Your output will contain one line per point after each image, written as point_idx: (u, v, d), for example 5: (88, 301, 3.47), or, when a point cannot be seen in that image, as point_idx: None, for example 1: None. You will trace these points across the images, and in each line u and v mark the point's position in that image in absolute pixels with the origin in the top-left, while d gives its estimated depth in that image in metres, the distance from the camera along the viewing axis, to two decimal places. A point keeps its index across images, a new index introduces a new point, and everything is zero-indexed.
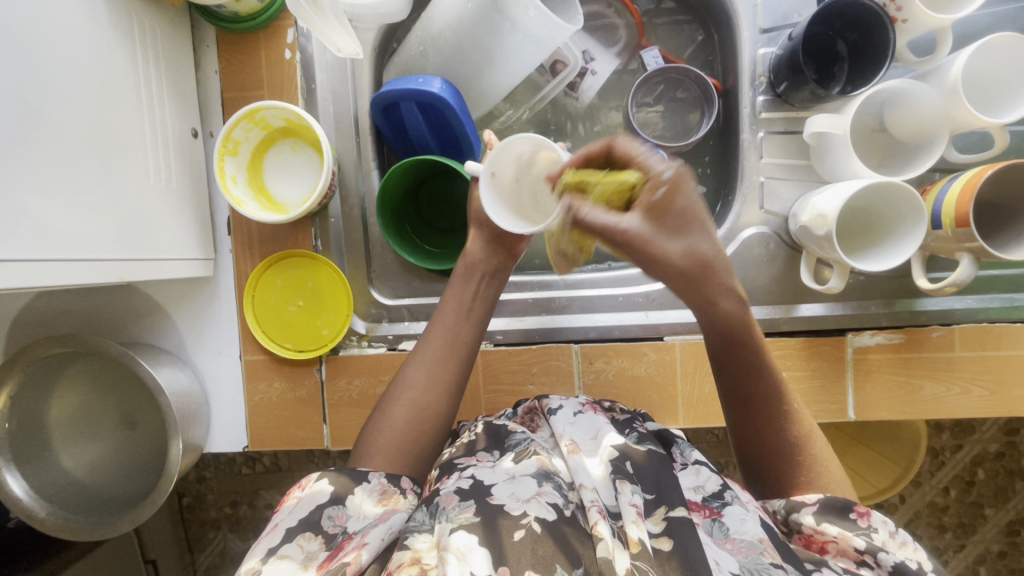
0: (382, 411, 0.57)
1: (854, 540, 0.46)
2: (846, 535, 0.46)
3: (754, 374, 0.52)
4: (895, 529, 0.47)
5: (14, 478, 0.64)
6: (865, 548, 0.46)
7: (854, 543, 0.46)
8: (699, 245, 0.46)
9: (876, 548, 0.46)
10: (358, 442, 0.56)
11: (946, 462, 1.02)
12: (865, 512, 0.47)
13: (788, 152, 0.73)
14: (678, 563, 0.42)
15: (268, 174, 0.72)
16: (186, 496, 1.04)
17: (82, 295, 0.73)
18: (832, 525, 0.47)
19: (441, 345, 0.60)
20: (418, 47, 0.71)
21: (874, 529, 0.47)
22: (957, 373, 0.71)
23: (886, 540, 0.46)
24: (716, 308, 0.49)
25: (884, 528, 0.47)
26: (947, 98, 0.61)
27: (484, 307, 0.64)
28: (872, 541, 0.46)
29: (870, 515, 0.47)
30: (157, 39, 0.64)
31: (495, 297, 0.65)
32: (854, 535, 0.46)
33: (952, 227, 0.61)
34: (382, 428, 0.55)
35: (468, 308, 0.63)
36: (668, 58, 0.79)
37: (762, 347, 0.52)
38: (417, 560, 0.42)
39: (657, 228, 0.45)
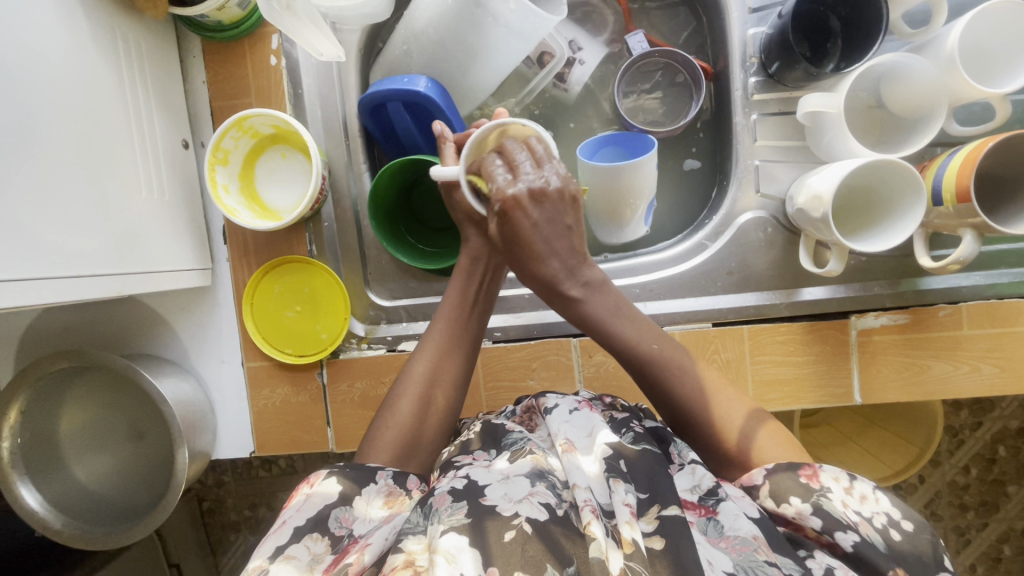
0: (389, 408, 0.57)
1: (812, 518, 0.45)
2: (802, 513, 0.46)
3: (642, 350, 0.57)
4: (849, 485, 0.46)
5: (28, 491, 0.66)
6: (823, 527, 0.45)
7: (812, 522, 0.45)
8: (553, 264, 0.55)
9: (834, 523, 0.44)
10: (364, 437, 0.56)
11: (965, 440, 1.00)
12: (814, 475, 0.47)
13: (783, 134, 0.71)
14: (673, 560, 0.42)
15: (259, 181, 0.72)
16: (206, 501, 1.05)
17: (85, 309, 0.74)
18: (789, 503, 0.46)
19: (445, 341, 0.61)
20: (402, 47, 0.71)
21: (828, 489, 0.46)
22: (966, 352, 0.69)
23: (844, 499, 0.45)
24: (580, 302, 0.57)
25: (839, 487, 0.46)
26: (943, 68, 0.60)
27: (485, 301, 0.64)
28: (826, 506, 0.45)
29: (820, 476, 0.47)
30: (143, 53, 0.65)
31: (496, 290, 0.65)
32: (811, 513, 0.45)
33: (953, 203, 0.59)
34: (388, 423, 0.55)
35: (471, 301, 0.63)
36: (652, 41, 0.78)
37: (644, 324, 0.58)
38: (410, 563, 0.43)
39: (518, 253, 0.55)
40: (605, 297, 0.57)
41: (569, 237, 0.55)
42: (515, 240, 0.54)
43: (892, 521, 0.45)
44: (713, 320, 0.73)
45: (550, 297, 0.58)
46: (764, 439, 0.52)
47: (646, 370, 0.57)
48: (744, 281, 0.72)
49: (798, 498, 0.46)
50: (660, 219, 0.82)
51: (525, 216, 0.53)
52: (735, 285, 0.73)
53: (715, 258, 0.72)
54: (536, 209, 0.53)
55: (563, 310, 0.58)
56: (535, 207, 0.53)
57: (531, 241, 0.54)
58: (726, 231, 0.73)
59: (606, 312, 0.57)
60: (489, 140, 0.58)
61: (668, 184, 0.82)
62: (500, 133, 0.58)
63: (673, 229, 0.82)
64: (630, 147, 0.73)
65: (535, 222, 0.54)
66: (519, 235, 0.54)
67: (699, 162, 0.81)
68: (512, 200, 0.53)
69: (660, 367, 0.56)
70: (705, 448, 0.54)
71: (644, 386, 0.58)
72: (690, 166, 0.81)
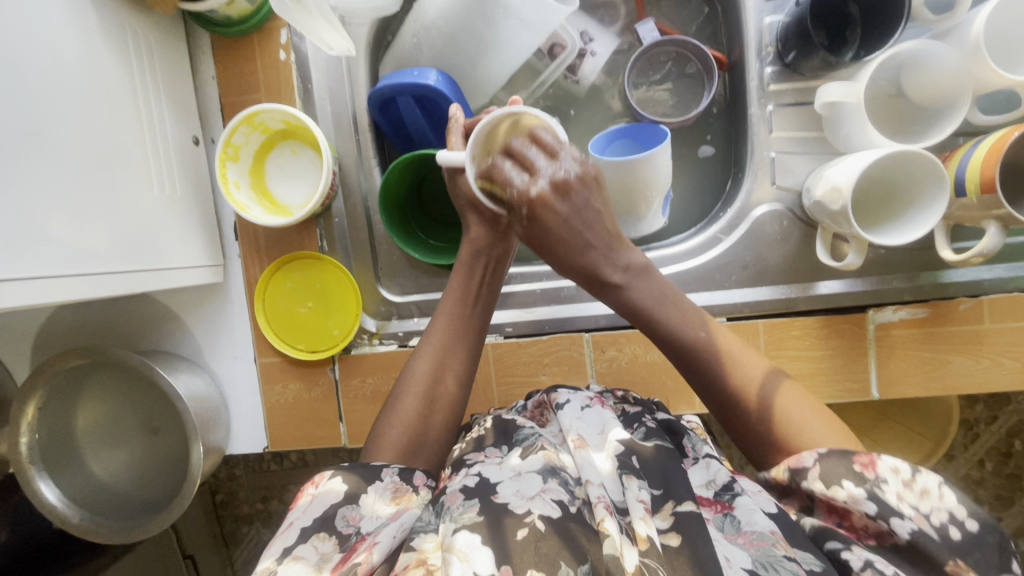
0: (393, 406, 0.57)
1: (865, 503, 0.44)
2: (855, 498, 0.44)
3: (685, 338, 0.55)
4: (910, 477, 0.44)
5: (46, 486, 0.66)
6: (877, 514, 0.43)
7: (866, 508, 0.44)
8: (591, 254, 0.57)
9: (888, 510, 0.43)
10: (369, 436, 0.56)
11: (980, 434, 0.99)
12: (871, 463, 0.45)
13: (800, 125, 0.70)
14: (689, 560, 0.41)
15: (269, 176, 0.72)
16: (219, 493, 1.06)
17: (99, 306, 0.75)
18: (841, 488, 0.44)
19: (448, 336, 0.61)
20: (412, 39, 0.70)
21: (884, 480, 0.44)
22: (988, 347, 0.68)
23: (900, 492, 0.43)
24: (624, 292, 0.57)
25: (896, 478, 0.44)
26: (967, 55, 0.58)
27: (488, 294, 0.64)
28: (881, 496, 0.43)
29: (876, 465, 0.44)
30: (152, 48, 0.64)
31: (499, 279, 0.65)
32: (865, 499, 0.43)
33: (977, 194, 0.58)
34: (393, 421, 0.55)
35: (474, 294, 0.63)
36: (663, 30, 0.77)
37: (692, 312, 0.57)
38: (422, 561, 0.43)
39: (547, 246, 0.57)
40: (646, 283, 0.57)
41: (598, 220, 0.56)
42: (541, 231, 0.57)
43: (954, 519, 0.42)
44: (727, 315, 0.72)
45: (593, 288, 0.59)
46: (810, 423, 0.50)
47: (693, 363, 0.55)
48: (758, 275, 0.71)
49: (852, 482, 0.44)
50: (673, 212, 0.81)
51: (554, 211, 0.56)
52: (749, 279, 0.71)
53: (729, 252, 0.71)
54: (562, 203, 0.55)
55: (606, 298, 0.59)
56: (560, 200, 0.55)
57: (563, 236, 0.56)
58: (740, 224, 0.72)
59: (649, 299, 0.57)
60: (499, 132, 0.58)
61: (681, 177, 0.80)
62: (511, 125, 0.58)
63: (685, 222, 0.81)
64: (642, 140, 0.72)
65: (565, 216, 0.56)
66: (546, 232, 0.56)
67: (711, 153, 0.79)
68: (536, 199, 0.55)
69: (711, 358, 0.54)
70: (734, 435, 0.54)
71: (694, 380, 0.56)
72: (702, 158, 0.80)
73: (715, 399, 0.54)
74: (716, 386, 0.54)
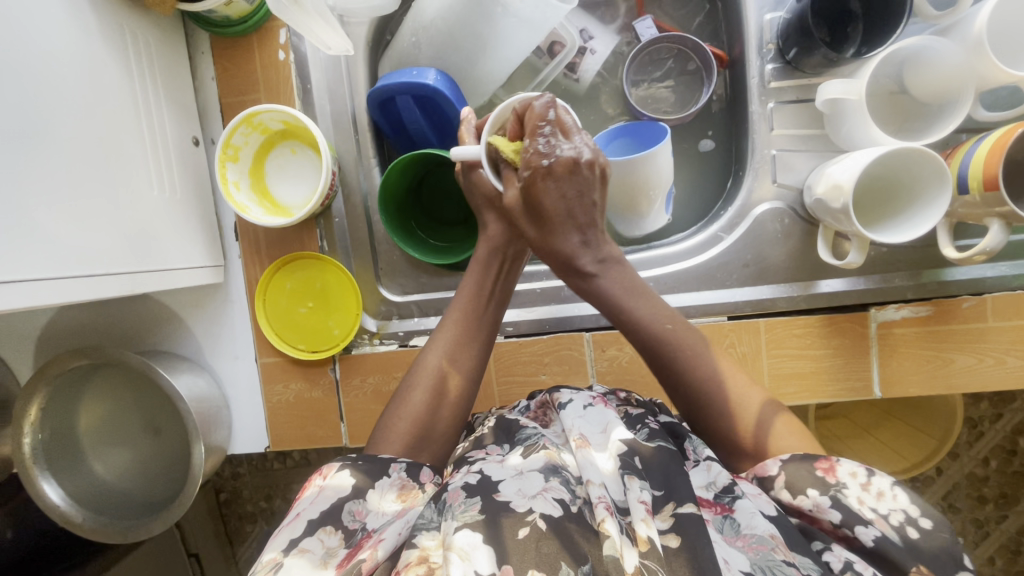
0: (400, 399, 0.57)
1: (829, 512, 0.44)
2: (820, 506, 0.45)
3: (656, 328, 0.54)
4: (867, 480, 0.45)
5: (50, 485, 0.67)
6: (840, 522, 0.44)
7: (830, 517, 0.44)
8: (570, 240, 0.55)
9: (853, 517, 0.44)
10: (376, 428, 0.56)
11: (984, 432, 0.98)
12: (830, 468, 0.46)
13: (801, 122, 0.70)
14: (687, 562, 0.41)
15: (270, 177, 0.72)
16: (223, 492, 1.06)
17: (101, 307, 0.75)
18: (806, 496, 0.45)
19: (460, 331, 0.61)
20: (411, 39, 0.70)
21: (844, 484, 0.45)
22: (991, 345, 0.68)
23: (860, 496, 0.44)
24: (591, 285, 0.55)
25: (854, 483, 0.45)
26: (970, 52, 0.57)
27: (503, 289, 0.64)
28: (844, 501, 0.44)
29: (836, 470, 0.46)
30: (151, 49, 0.64)
31: (513, 277, 0.65)
32: (829, 508, 0.44)
33: (980, 190, 0.57)
34: (400, 415, 0.55)
35: (488, 290, 0.62)
36: (661, 27, 0.76)
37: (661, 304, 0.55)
38: (424, 559, 0.43)
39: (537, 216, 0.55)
40: (620, 274, 0.55)
41: (590, 210, 0.54)
42: (536, 204, 0.54)
43: (910, 519, 0.43)
44: (728, 314, 0.71)
45: (565, 275, 0.57)
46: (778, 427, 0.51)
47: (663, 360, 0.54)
48: (760, 273, 0.71)
49: (816, 490, 0.45)
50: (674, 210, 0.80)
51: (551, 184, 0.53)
52: (751, 277, 0.71)
53: (730, 250, 0.71)
54: (567, 179, 0.53)
55: (577, 288, 0.56)
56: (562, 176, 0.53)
57: (554, 208, 0.54)
58: (741, 223, 0.71)
59: (620, 289, 0.55)
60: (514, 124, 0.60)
61: (681, 175, 0.80)
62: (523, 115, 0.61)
63: (687, 220, 0.80)
64: (641, 138, 0.72)
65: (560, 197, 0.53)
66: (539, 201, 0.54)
67: (711, 151, 0.79)
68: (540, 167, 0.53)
69: (683, 357, 0.53)
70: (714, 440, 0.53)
71: (664, 377, 0.55)
72: (702, 155, 0.79)
73: (683, 400, 0.54)
74: (684, 383, 0.53)
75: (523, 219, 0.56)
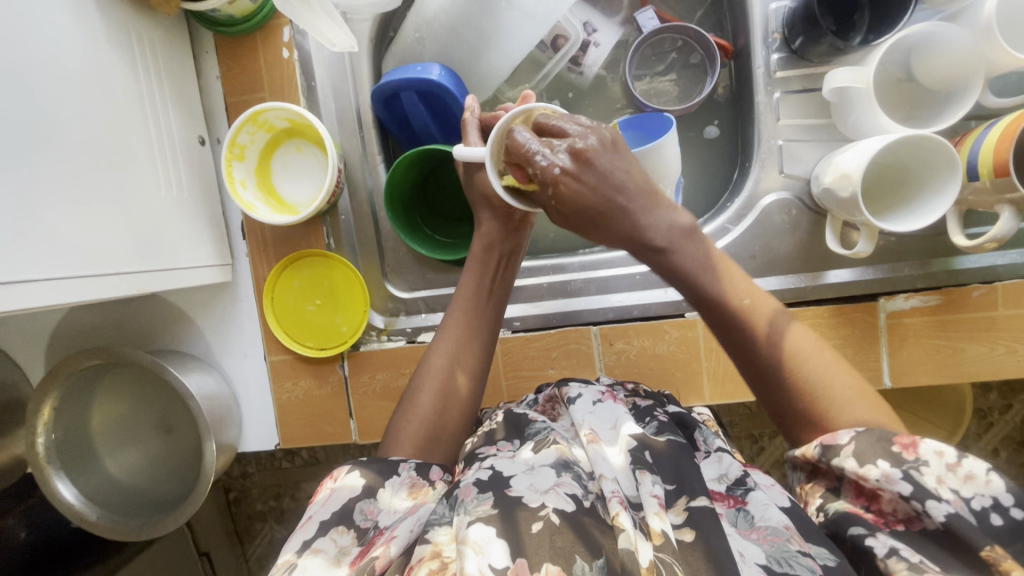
0: (410, 400, 0.57)
1: (899, 483, 0.42)
2: (888, 477, 0.42)
3: (728, 304, 0.53)
4: (954, 461, 0.41)
5: (64, 484, 0.67)
6: (912, 495, 0.42)
7: (899, 489, 0.42)
8: (641, 219, 0.53)
9: (925, 493, 0.41)
10: (386, 432, 0.56)
11: (994, 423, 0.97)
12: (911, 444, 0.43)
13: (807, 112, 0.69)
14: (703, 556, 0.41)
15: (276, 175, 0.73)
16: (233, 491, 1.07)
17: (110, 307, 0.75)
18: (875, 467, 0.43)
19: (463, 330, 0.61)
20: (414, 34, 0.70)
21: (923, 462, 0.42)
22: (1001, 333, 0.67)
23: (941, 475, 0.41)
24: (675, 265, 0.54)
25: (939, 461, 0.42)
26: (980, 37, 0.57)
27: (501, 286, 0.64)
28: (918, 478, 0.42)
29: (918, 446, 0.43)
30: (156, 50, 0.64)
31: (511, 275, 0.65)
32: (900, 479, 0.42)
33: (991, 177, 0.57)
34: (411, 416, 0.56)
35: (488, 290, 0.63)
36: (664, 19, 0.76)
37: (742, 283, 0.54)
38: (437, 554, 0.43)
39: (596, 222, 0.53)
40: (698, 247, 0.54)
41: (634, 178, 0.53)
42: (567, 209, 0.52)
43: (998, 506, 0.40)
44: None
45: (640, 255, 0.55)
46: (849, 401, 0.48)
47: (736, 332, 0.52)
48: (767, 264, 0.71)
49: (887, 462, 0.43)
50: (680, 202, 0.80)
51: (580, 181, 0.51)
52: (758, 269, 0.71)
53: (738, 241, 0.71)
54: (583, 174, 0.51)
55: (653, 266, 0.55)
56: (584, 172, 0.51)
57: (604, 203, 0.52)
58: (748, 214, 0.71)
59: (697, 265, 0.54)
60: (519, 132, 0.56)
61: (687, 167, 0.80)
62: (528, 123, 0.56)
63: (693, 213, 0.80)
64: (646, 131, 0.71)
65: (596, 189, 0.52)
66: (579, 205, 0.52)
67: (716, 144, 0.79)
68: (559, 178, 0.51)
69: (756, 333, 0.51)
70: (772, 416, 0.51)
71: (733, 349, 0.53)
72: (706, 147, 0.79)
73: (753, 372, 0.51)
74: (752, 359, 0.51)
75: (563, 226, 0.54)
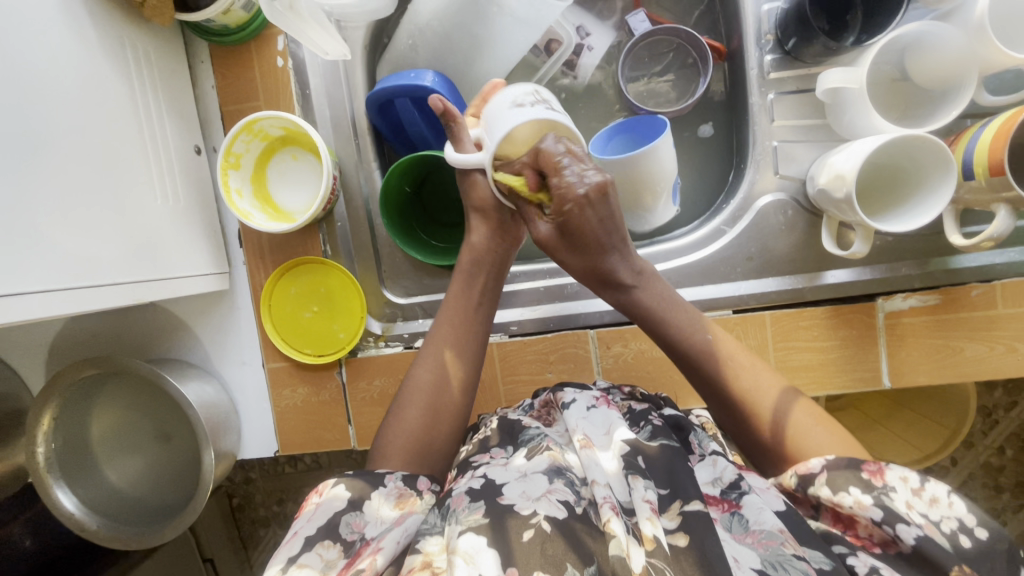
0: (398, 413, 0.57)
1: (870, 509, 0.43)
2: (862, 503, 0.43)
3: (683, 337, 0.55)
4: (918, 486, 0.44)
5: (64, 494, 0.68)
6: (882, 519, 0.43)
7: (871, 513, 0.43)
8: (616, 261, 0.56)
9: (895, 517, 0.42)
10: (375, 444, 0.57)
11: (999, 421, 0.97)
12: (879, 471, 0.45)
13: (802, 113, 0.69)
14: (694, 563, 0.41)
15: (271, 183, 0.73)
16: (236, 498, 1.07)
17: (109, 317, 0.76)
18: (847, 494, 0.44)
19: (452, 342, 0.61)
20: (407, 41, 0.70)
21: (891, 488, 0.44)
22: (1001, 332, 0.67)
23: (909, 500, 0.43)
24: (632, 301, 0.57)
25: (905, 487, 0.44)
26: (972, 37, 0.56)
27: (491, 297, 0.64)
28: (888, 503, 0.43)
29: (885, 473, 0.44)
30: (151, 61, 0.65)
31: (499, 285, 0.65)
32: (871, 505, 0.43)
33: (986, 176, 0.56)
34: (399, 427, 0.56)
35: (475, 302, 0.63)
36: (656, 21, 0.76)
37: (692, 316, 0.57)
38: (427, 564, 0.43)
39: (575, 247, 0.55)
40: (655, 286, 0.58)
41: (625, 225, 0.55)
42: (575, 233, 0.54)
43: (964, 528, 0.42)
44: (734, 307, 0.71)
45: (601, 288, 0.58)
46: (799, 418, 0.50)
47: (694, 364, 0.55)
48: (764, 266, 0.70)
49: (859, 489, 0.44)
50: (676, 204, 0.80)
51: (592, 213, 0.52)
52: (755, 270, 0.71)
53: (734, 243, 0.71)
54: (601, 206, 0.52)
55: (613, 300, 0.58)
56: (596, 206, 0.52)
57: (596, 237, 0.54)
58: (744, 216, 0.71)
59: (655, 302, 0.57)
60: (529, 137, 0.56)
61: (683, 169, 0.80)
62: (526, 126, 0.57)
63: (690, 214, 0.79)
64: (640, 134, 0.72)
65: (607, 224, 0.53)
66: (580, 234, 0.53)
67: (711, 146, 0.79)
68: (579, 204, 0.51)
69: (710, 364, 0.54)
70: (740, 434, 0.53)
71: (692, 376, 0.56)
72: (702, 149, 0.79)
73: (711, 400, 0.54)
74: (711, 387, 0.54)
75: (561, 249, 0.56)
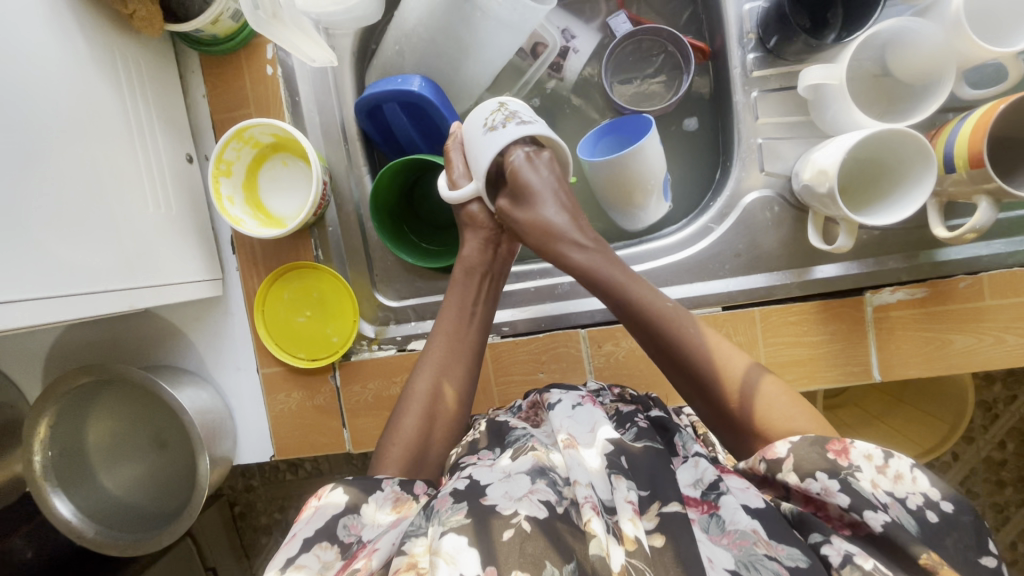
0: (396, 422, 0.57)
1: (838, 495, 0.44)
2: (829, 489, 0.44)
3: (658, 329, 0.56)
4: (883, 463, 0.44)
5: (61, 501, 0.68)
6: (849, 506, 0.43)
7: (839, 500, 0.43)
8: (556, 212, 0.60)
9: (862, 502, 0.43)
10: (374, 453, 0.57)
11: (1000, 414, 0.97)
12: (844, 450, 0.45)
13: (786, 110, 0.70)
14: (675, 561, 0.42)
15: (263, 190, 0.74)
16: (238, 506, 1.07)
17: (104, 326, 0.76)
18: (814, 479, 0.45)
19: (445, 353, 0.62)
20: (394, 47, 0.71)
21: (857, 467, 0.44)
22: (989, 324, 0.67)
23: (875, 479, 0.44)
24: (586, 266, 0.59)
25: (869, 465, 0.44)
26: (949, 31, 0.58)
27: (484, 311, 0.65)
28: (856, 488, 0.43)
29: (850, 452, 0.45)
30: (141, 71, 0.66)
31: (493, 299, 0.66)
32: (839, 491, 0.44)
33: (966, 168, 0.57)
34: (395, 438, 0.56)
35: (469, 311, 0.64)
36: (637, 21, 0.77)
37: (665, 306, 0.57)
38: (412, 565, 0.43)
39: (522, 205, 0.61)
40: (612, 257, 0.60)
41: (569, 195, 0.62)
42: (518, 189, 0.61)
43: (929, 502, 0.43)
44: (723, 304, 0.71)
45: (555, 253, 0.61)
46: (767, 389, 0.51)
47: (671, 350, 0.55)
48: (752, 262, 0.71)
49: (825, 473, 0.44)
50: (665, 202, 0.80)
51: (533, 172, 0.60)
52: (743, 266, 0.71)
53: (721, 240, 0.71)
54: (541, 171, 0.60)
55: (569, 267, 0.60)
56: (536, 171, 0.60)
57: (539, 191, 0.60)
58: (730, 213, 0.71)
59: (618, 272, 0.58)
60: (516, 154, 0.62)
61: (672, 167, 0.80)
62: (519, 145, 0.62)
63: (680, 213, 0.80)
64: (628, 134, 0.72)
65: (545, 178, 0.60)
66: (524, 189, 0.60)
67: (699, 145, 0.79)
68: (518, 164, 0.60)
69: (687, 349, 0.54)
70: (730, 431, 0.52)
71: (668, 366, 0.56)
72: (691, 148, 0.80)
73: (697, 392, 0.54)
74: (689, 376, 0.54)
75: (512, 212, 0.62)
